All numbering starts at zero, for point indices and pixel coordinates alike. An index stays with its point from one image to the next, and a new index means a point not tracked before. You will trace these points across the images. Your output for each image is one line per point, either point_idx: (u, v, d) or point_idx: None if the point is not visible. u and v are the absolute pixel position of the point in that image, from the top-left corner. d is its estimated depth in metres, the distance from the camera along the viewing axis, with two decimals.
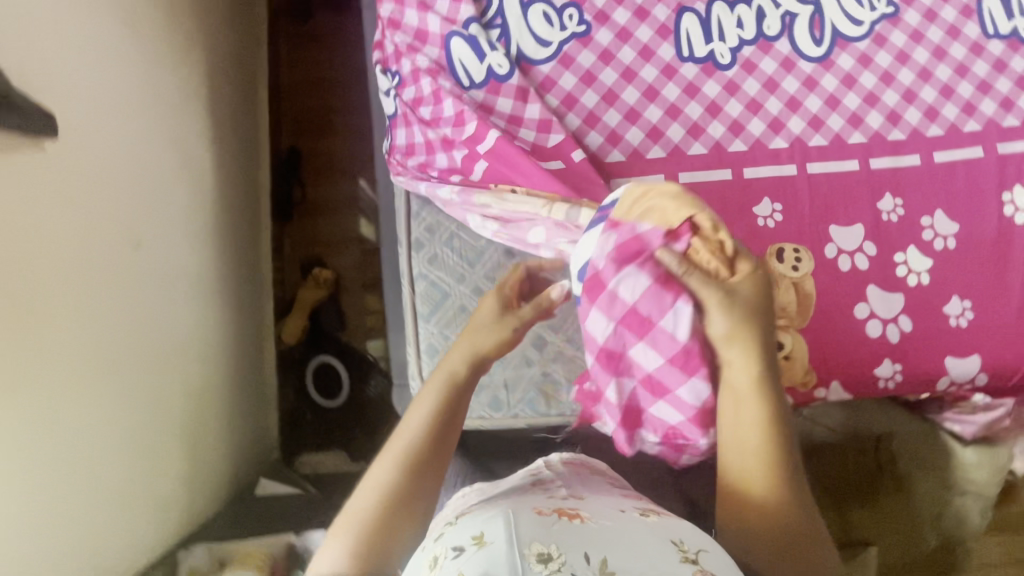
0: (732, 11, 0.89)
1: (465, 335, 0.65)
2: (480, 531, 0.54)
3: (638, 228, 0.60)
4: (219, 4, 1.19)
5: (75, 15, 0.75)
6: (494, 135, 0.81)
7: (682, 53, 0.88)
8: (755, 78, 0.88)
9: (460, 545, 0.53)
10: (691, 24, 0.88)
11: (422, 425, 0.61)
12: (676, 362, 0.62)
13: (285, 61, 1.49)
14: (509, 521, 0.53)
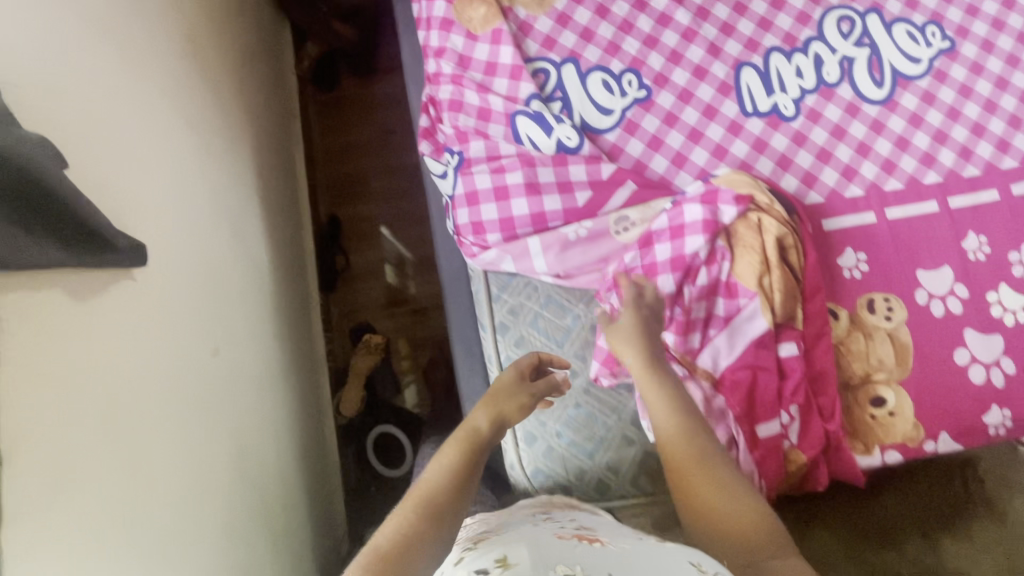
0: (789, 62, 0.89)
1: (489, 400, 0.68)
2: (503, 555, 0.48)
3: (721, 189, 0.76)
4: (257, 85, 1.19)
5: (144, 130, 0.73)
6: (586, 194, 0.81)
7: (746, 108, 0.88)
8: (822, 127, 0.87)
9: (482, 569, 0.46)
10: (751, 79, 0.89)
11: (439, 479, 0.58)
12: (677, 266, 0.75)
13: (317, 131, 1.51)
14: (533, 547, 0.48)
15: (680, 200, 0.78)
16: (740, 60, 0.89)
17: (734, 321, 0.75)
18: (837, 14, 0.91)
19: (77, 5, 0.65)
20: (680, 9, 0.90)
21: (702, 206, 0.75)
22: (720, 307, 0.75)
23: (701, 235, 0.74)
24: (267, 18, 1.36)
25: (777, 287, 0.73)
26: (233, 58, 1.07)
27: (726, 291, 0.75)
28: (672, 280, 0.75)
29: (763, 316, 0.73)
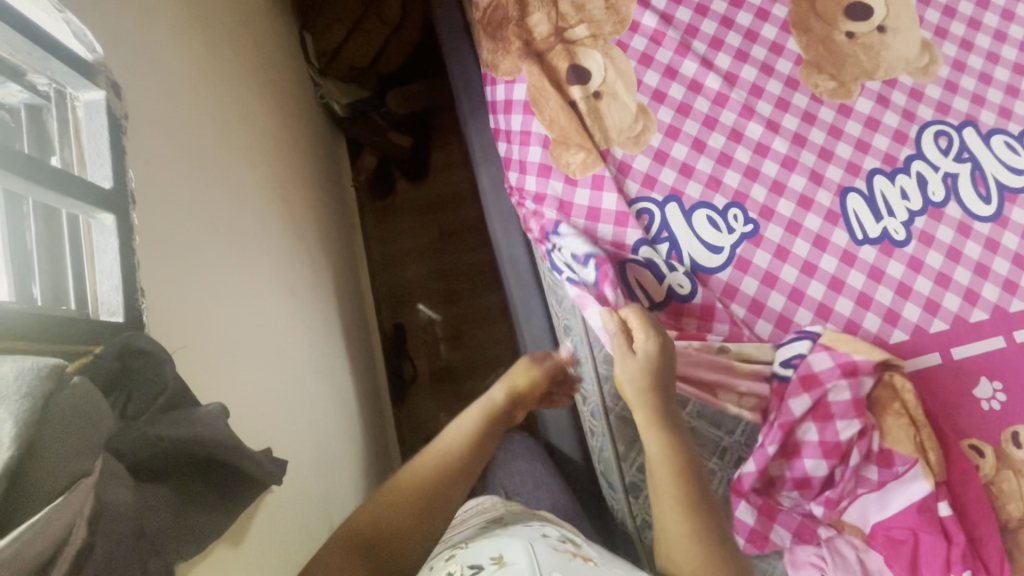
0: (893, 183, 0.88)
1: (506, 377, 0.77)
2: (498, 551, 0.52)
3: (851, 355, 0.76)
4: (326, 214, 1.18)
5: (257, 324, 0.71)
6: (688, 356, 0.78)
7: (856, 236, 0.86)
8: (936, 249, 0.85)
9: (477, 563, 0.51)
10: (857, 204, 0.87)
11: (442, 465, 0.69)
12: (830, 452, 0.74)
13: (375, 237, 1.51)
14: (528, 549, 0.52)
15: (808, 367, 0.76)
16: (843, 185, 0.88)
17: (892, 485, 0.73)
18: (932, 130, 0.91)
19: (194, 220, 0.63)
20: (777, 136, 0.90)
21: (848, 386, 0.75)
22: (874, 472, 0.74)
23: (854, 418, 0.74)
24: (325, 138, 1.37)
25: (932, 444, 0.73)
26: (309, 200, 1.07)
27: (881, 459, 0.74)
28: (824, 464, 0.74)
29: (924, 477, 0.72)
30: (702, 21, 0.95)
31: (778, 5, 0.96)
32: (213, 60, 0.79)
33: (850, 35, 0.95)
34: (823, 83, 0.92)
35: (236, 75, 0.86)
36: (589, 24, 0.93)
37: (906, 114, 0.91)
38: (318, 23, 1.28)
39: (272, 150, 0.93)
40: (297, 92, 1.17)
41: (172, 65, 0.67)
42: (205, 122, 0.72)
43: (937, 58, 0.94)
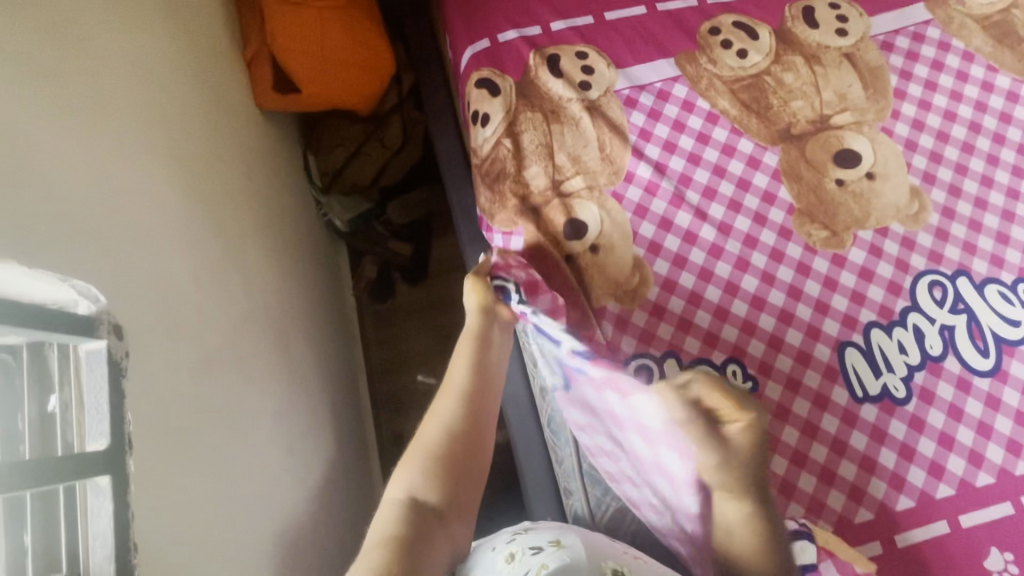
0: (890, 336, 0.88)
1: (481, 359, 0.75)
2: (555, 537, 0.62)
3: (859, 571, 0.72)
4: (324, 337, 1.18)
5: (246, 516, 0.70)
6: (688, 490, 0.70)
7: (856, 394, 0.85)
8: (937, 407, 0.85)
9: (538, 545, 0.60)
10: (856, 359, 0.87)
11: (453, 408, 0.70)
12: None
13: (374, 341, 1.51)
14: (582, 538, 0.63)
15: None
16: (841, 339, 0.88)
17: None
18: (926, 280, 0.92)
19: (188, 430, 0.63)
20: (773, 288, 0.91)
21: None
22: None
23: None
24: (325, 251, 1.38)
25: None
26: (306, 332, 1.08)
27: None
28: None
29: None
30: (695, 169, 0.97)
31: (768, 153, 0.98)
32: (212, 233, 0.81)
33: (840, 182, 0.97)
34: (816, 231, 0.94)
35: (235, 236, 0.88)
36: (585, 174, 0.95)
37: (899, 263, 0.93)
38: (321, 146, 1.31)
39: (269, 299, 0.94)
40: (297, 218, 1.20)
41: (171, 265, 0.68)
42: (204, 307, 0.73)
43: (927, 204, 0.96)
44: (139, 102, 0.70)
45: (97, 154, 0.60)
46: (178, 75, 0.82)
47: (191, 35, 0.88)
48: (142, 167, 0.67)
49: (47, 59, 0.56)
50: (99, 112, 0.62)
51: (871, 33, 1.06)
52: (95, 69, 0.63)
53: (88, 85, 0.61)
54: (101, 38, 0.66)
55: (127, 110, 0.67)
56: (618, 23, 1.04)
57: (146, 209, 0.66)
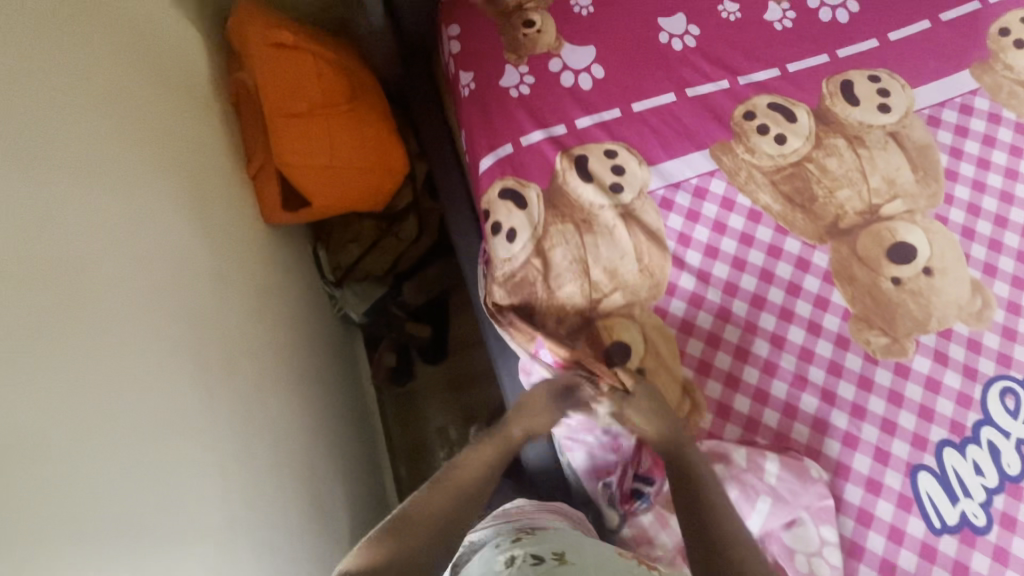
0: (965, 456, 0.83)
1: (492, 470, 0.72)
2: None
3: None
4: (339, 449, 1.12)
5: None
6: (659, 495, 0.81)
7: (933, 524, 0.80)
8: (1020, 535, 0.80)
9: None
10: (930, 484, 0.82)
11: (436, 496, 0.65)
12: None
13: (396, 426, 1.43)
14: None
15: None
16: (913, 463, 0.83)
17: None
18: (998, 388, 0.86)
19: None
20: (834, 409, 0.85)
21: None
22: None
23: None
24: (338, 344, 1.30)
25: None
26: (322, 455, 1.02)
27: None
28: None
29: None
30: (740, 276, 0.91)
31: (818, 253, 0.92)
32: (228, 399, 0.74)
33: (897, 281, 0.90)
34: (875, 339, 0.88)
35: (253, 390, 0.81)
36: (624, 289, 0.89)
37: (967, 370, 0.87)
38: (331, 238, 1.23)
39: (286, 446, 0.88)
40: (305, 328, 1.13)
41: (193, 463, 0.61)
42: (225, 497, 0.67)
43: (990, 299, 0.90)
44: (149, 289, 0.63)
45: (112, 387, 0.53)
46: (181, 228, 0.74)
47: (193, 176, 0.80)
48: (160, 370, 0.60)
49: (57, 300, 0.49)
50: (113, 330, 0.55)
51: (915, 107, 1.00)
52: (101, 270, 0.56)
53: (93, 296, 0.54)
54: (107, 234, 0.59)
55: (138, 307, 0.60)
56: (647, 114, 0.97)
57: (168, 420, 0.59)
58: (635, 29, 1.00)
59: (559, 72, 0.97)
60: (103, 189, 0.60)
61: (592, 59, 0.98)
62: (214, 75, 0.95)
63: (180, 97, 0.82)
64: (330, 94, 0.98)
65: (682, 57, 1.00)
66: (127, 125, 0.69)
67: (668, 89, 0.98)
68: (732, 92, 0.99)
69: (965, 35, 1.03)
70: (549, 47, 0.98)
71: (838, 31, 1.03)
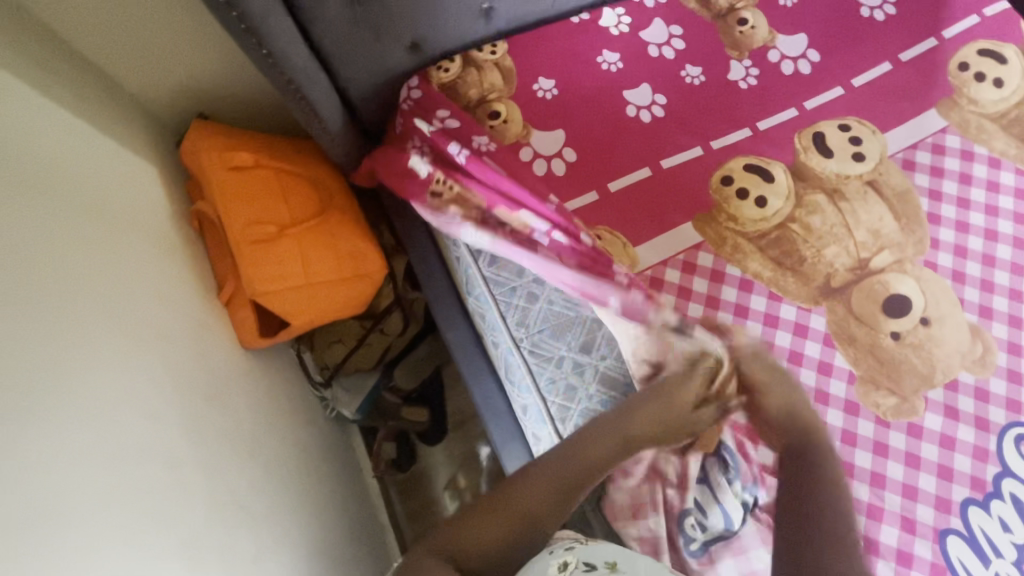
0: (990, 514, 0.81)
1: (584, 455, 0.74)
2: (612, 559, 0.62)
3: None
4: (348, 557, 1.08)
5: None
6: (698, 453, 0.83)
7: None
8: None
9: (592, 562, 0.62)
10: (960, 549, 0.79)
11: (544, 483, 0.71)
12: None
13: (406, 518, 1.33)
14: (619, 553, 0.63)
15: None
16: (939, 528, 0.80)
17: None
18: (1012, 437, 0.84)
19: None
20: (854, 481, 0.83)
21: None
22: None
23: None
24: (336, 445, 1.24)
25: None
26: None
27: None
28: None
29: None
30: None
31: (814, 316, 0.90)
32: (212, 564, 0.71)
33: (896, 336, 0.89)
34: (884, 401, 0.86)
35: (239, 544, 0.78)
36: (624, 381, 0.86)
37: (979, 422, 0.85)
38: (315, 340, 1.18)
39: None
40: (300, 438, 1.09)
41: None
42: None
43: (990, 344, 0.89)
44: (112, 486, 0.61)
45: None
46: (143, 392, 0.72)
47: (152, 333, 0.79)
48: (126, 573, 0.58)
49: (5, 556, 0.47)
50: (63, 554, 0.53)
51: (889, 152, 1.00)
52: (49, 491, 0.54)
53: (41, 527, 0.52)
54: (55, 445, 0.56)
55: (99, 514, 0.58)
56: (625, 193, 0.95)
57: None
58: (601, 105, 0.99)
59: (530, 161, 0.96)
60: (54, 397, 0.59)
61: (563, 143, 0.97)
62: (172, 214, 0.96)
63: (129, 252, 0.81)
64: (298, 211, 0.97)
65: (653, 128, 0.99)
66: (77, 307, 0.67)
67: (643, 163, 0.97)
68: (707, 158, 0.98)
69: (926, 74, 1.04)
70: (518, 135, 0.97)
71: (802, 83, 1.03)
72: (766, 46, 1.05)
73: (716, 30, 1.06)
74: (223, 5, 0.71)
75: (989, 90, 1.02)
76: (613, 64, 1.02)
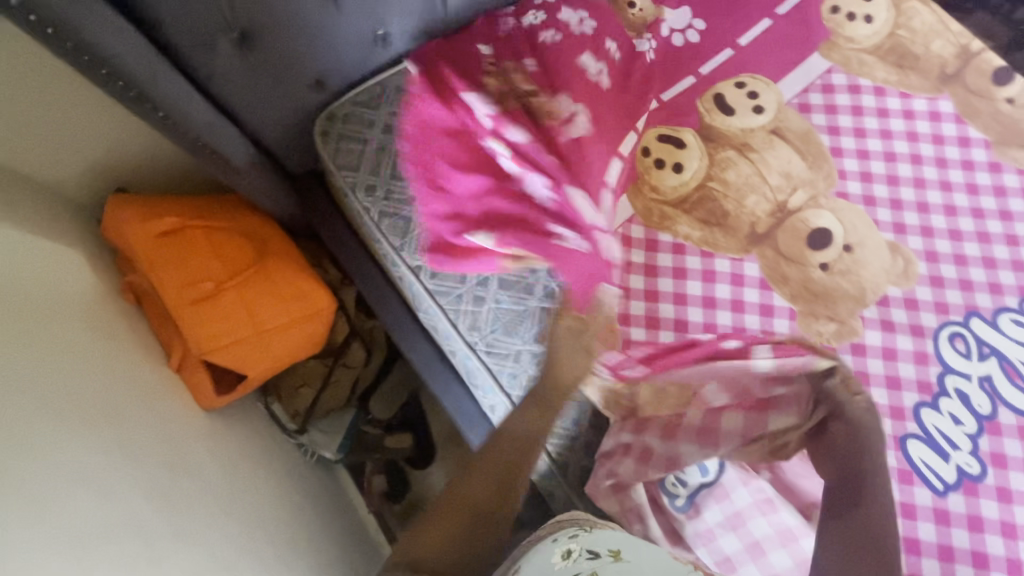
0: (941, 412, 0.86)
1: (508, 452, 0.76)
2: (619, 547, 0.61)
3: None
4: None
5: None
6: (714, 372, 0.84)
7: (937, 488, 0.82)
8: (1014, 469, 0.83)
9: (597, 553, 0.60)
10: (921, 450, 0.84)
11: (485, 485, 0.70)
12: None
13: None
14: (637, 542, 0.62)
15: None
16: (899, 435, 0.85)
17: None
18: (945, 337, 0.90)
19: None
20: None
21: None
22: None
23: None
24: (328, 490, 1.23)
25: None
26: None
27: None
28: None
29: None
30: (687, 312, 0.92)
31: (747, 264, 0.95)
32: None
33: (824, 266, 0.94)
34: (826, 327, 0.91)
35: None
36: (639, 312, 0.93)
37: (914, 329, 0.91)
38: (281, 388, 1.17)
39: None
40: (283, 486, 1.07)
41: None
42: None
43: (910, 256, 0.95)
44: (83, 564, 0.60)
45: None
46: (103, 469, 0.71)
47: (105, 414, 0.77)
48: None
49: None
50: None
51: (785, 100, 1.06)
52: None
53: None
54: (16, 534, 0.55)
55: None
56: (612, 177, 0.96)
57: None
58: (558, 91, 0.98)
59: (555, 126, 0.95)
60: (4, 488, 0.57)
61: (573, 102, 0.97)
62: (108, 292, 0.95)
63: (65, 336, 0.79)
64: (234, 260, 0.96)
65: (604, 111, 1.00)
66: (15, 398, 0.66)
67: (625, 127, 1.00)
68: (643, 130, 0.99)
69: (804, 22, 1.11)
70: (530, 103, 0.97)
71: (694, 50, 1.09)
72: (655, 23, 1.11)
73: (616, 10, 1.09)
74: (108, 79, 0.72)
75: (862, 27, 1.10)
76: (553, 41, 1.02)
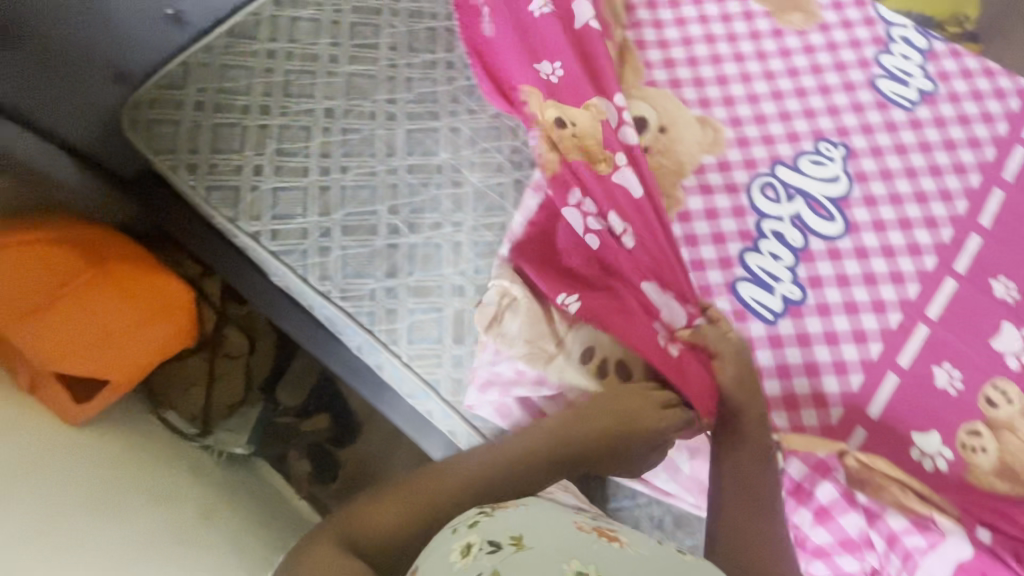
0: (762, 253, 0.95)
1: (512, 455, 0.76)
2: (517, 534, 0.56)
3: (860, 497, 0.79)
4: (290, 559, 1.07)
5: None
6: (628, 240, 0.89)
7: (768, 319, 0.91)
8: (829, 285, 0.93)
9: (495, 541, 0.55)
10: (750, 289, 0.93)
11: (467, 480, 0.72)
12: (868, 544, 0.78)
13: None
14: (540, 528, 0.57)
15: (817, 502, 0.80)
16: (730, 282, 0.94)
17: (938, 545, 0.76)
18: (757, 188, 0.99)
19: None
20: None
21: (856, 510, 0.79)
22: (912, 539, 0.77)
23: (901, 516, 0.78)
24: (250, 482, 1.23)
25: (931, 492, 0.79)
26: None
27: (919, 526, 0.77)
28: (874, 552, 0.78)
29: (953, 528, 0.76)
30: None
31: None
32: None
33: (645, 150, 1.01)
34: None
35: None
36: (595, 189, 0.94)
37: (729, 187, 0.99)
38: (172, 395, 1.16)
39: None
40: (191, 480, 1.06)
41: None
42: None
43: (717, 125, 1.04)
44: None
45: None
46: None
47: None
48: None
49: None
50: None
51: None
52: None
53: None
54: None
55: None
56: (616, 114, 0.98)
57: None
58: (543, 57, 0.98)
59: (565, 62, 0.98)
60: None
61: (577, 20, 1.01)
62: None
63: None
64: (64, 271, 0.93)
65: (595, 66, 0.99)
66: None
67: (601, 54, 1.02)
68: (610, 82, 0.99)
69: None
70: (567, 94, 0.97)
71: None
72: None
73: None
74: None
75: None
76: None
